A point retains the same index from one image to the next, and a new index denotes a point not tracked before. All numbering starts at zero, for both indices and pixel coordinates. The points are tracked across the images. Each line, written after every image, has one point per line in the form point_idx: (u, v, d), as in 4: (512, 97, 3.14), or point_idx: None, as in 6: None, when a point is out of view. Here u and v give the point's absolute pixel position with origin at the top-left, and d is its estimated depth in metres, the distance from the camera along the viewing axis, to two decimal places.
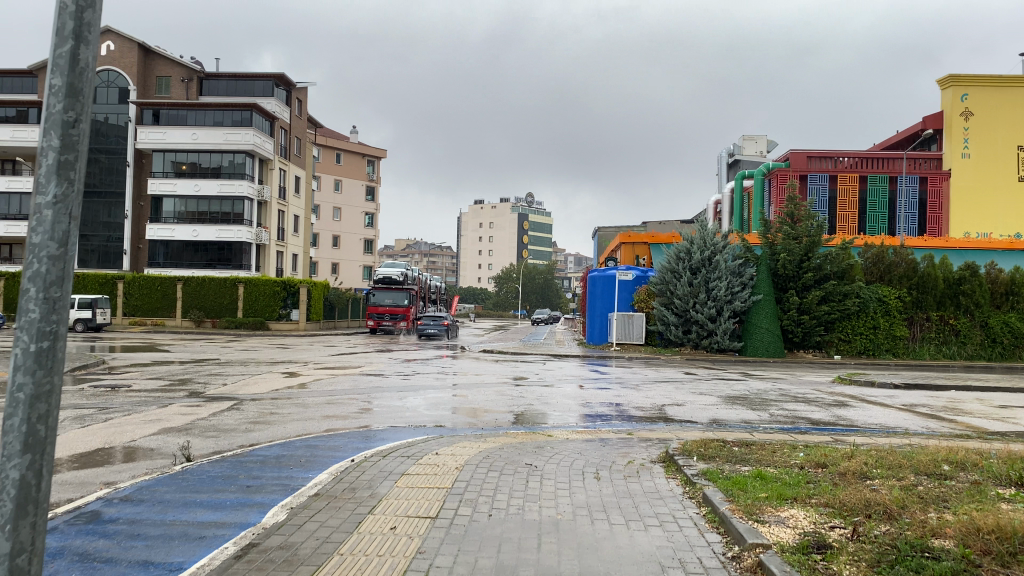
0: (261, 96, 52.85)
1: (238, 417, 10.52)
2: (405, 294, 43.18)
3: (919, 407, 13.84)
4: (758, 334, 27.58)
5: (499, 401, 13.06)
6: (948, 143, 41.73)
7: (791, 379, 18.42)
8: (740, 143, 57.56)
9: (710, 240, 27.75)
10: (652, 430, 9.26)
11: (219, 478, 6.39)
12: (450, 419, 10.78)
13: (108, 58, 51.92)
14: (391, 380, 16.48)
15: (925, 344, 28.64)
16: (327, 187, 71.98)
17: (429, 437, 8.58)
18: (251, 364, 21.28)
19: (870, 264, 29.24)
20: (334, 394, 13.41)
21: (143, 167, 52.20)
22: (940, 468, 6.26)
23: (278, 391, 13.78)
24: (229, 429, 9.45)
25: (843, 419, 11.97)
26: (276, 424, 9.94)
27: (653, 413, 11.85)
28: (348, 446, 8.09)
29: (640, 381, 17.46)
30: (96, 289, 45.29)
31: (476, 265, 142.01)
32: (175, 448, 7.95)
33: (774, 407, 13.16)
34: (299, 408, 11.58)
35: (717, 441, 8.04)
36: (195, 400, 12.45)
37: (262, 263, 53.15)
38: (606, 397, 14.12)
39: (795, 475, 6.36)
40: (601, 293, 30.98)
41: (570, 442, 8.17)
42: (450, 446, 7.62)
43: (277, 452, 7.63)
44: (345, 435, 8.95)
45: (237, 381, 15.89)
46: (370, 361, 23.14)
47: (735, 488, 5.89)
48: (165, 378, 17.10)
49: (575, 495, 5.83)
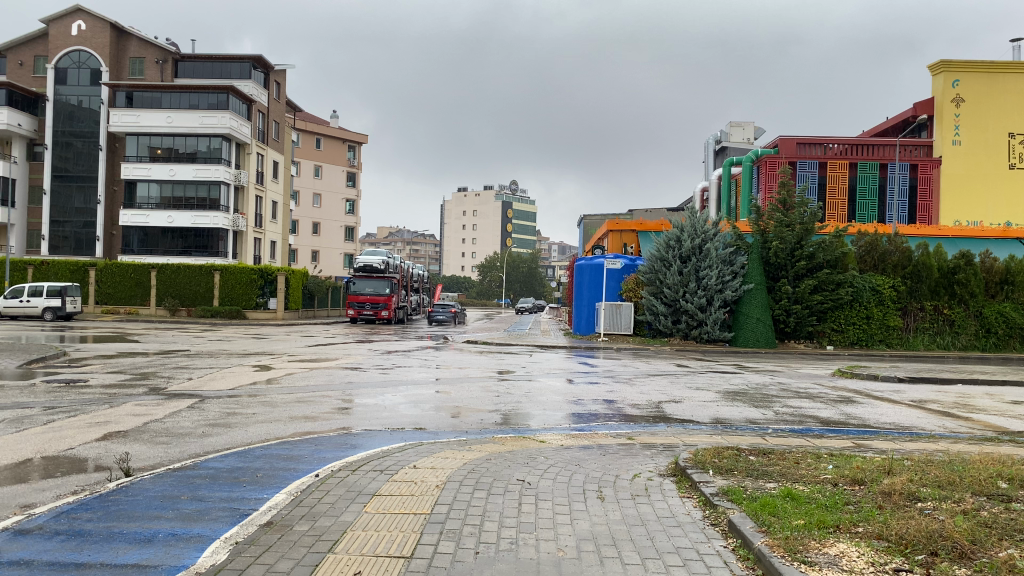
0: (238, 79, 51.57)
1: (195, 418, 9.52)
2: (386, 282, 42.17)
3: (930, 404, 13.05)
4: (750, 324, 26.85)
5: (484, 398, 12.15)
6: (939, 130, 41.17)
7: (789, 373, 17.62)
8: (727, 130, 56.82)
9: (700, 227, 26.94)
10: (654, 435, 8.34)
11: (157, 500, 5.42)
12: (433, 419, 9.85)
13: (80, 39, 50.17)
14: (368, 374, 15.49)
15: (919, 334, 28.02)
16: (307, 173, 70.68)
17: (407, 444, 7.61)
18: (223, 356, 20.24)
19: (864, 252, 28.54)
20: (306, 391, 12.42)
21: (116, 151, 50.69)
22: (998, 487, 5.38)
23: (245, 387, 12.80)
24: (183, 434, 8.45)
25: (854, 418, 11.14)
26: (237, 428, 8.96)
27: (652, 412, 10.95)
28: (314, 455, 7.11)
29: (632, 374, 16.59)
30: (67, 276, 43.92)
31: (459, 253, 140.98)
32: (115, 458, 6.96)
33: (778, 404, 12.32)
34: (267, 408, 10.58)
35: (732, 449, 7.11)
36: (153, 398, 11.44)
37: (239, 250, 51.85)
38: (598, 392, 13.24)
39: (834, 495, 5.46)
40: (589, 283, 30.10)
41: (564, 451, 7.23)
42: (430, 457, 6.67)
43: (233, 465, 6.65)
44: (312, 441, 7.98)
45: (203, 376, 14.87)
46: (348, 352, 22.18)
47: (766, 513, 4.97)
48: (127, 371, 16.08)
49: (578, 523, 4.91)
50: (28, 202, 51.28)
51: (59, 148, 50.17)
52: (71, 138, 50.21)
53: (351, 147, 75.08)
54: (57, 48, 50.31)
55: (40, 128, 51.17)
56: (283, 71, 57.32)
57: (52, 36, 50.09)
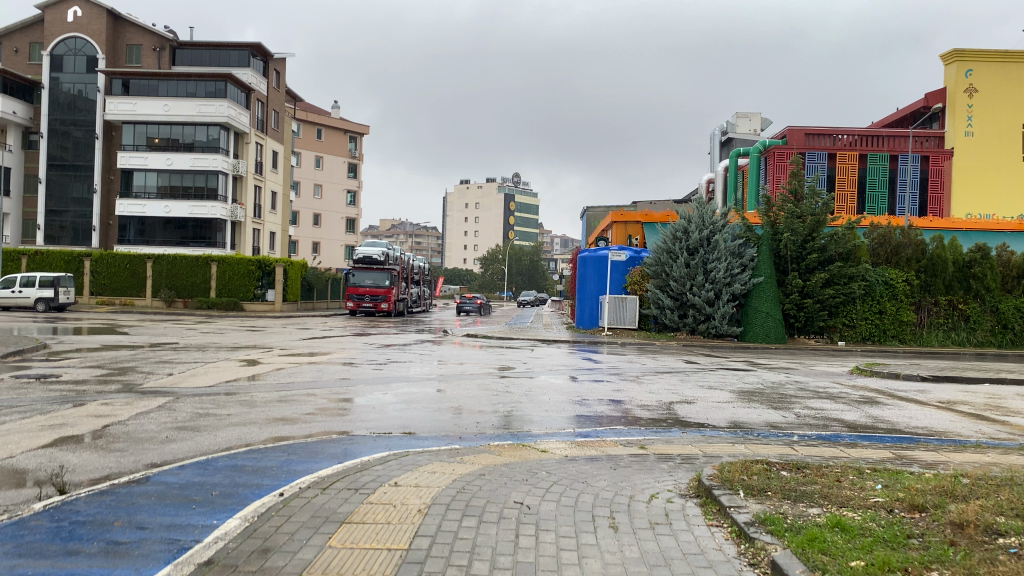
0: (236, 67, 50.67)
1: (163, 421, 8.64)
2: (386, 274, 41.29)
3: (960, 406, 12.12)
4: (759, 319, 25.94)
5: (482, 398, 11.25)
6: (951, 121, 40.15)
7: (803, 370, 16.69)
8: (733, 120, 55.79)
9: (708, 218, 26.03)
10: (668, 444, 7.44)
11: (84, 528, 4.54)
12: (424, 422, 8.97)
13: (76, 25, 49.21)
14: (360, 371, 14.59)
15: (933, 330, 27.10)
16: (308, 163, 69.83)
17: (393, 453, 6.74)
18: (210, 350, 19.39)
19: (876, 245, 27.49)
20: (290, 388, 11.55)
21: (112, 140, 50.01)
22: None
23: (226, 384, 11.94)
24: (143, 439, 7.57)
25: (883, 422, 10.25)
26: (205, 432, 8.08)
27: (664, 414, 10.06)
28: (283, 468, 6.23)
29: (638, 372, 15.67)
30: (61, 267, 43.11)
31: (462, 246, 139.94)
32: (52, 471, 6.08)
33: (797, 406, 11.41)
34: (245, 408, 9.72)
35: (760, 463, 6.21)
36: (122, 397, 10.53)
37: (238, 241, 50.95)
38: (604, 392, 12.32)
39: (891, 525, 4.57)
40: (592, 275, 29.10)
41: (568, 464, 6.33)
42: (415, 473, 5.79)
43: (187, 480, 5.77)
44: (285, 448, 7.09)
45: (185, 371, 14.02)
46: (343, 346, 21.25)
47: (816, 549, 4.09)
48: (106, 365, 15.21)
49: (588, 564, 4.02)
50: (24, 192, 50.57)
51: (55, 137, 49.32)
52: (67, 126, 49.28)
53: (352, 138, 74.12)
54: (53, 34, 49.34)
55: (36, 116, 50.23)
56: (282, 60, 56.39)
57: (48, 23, 49.13)
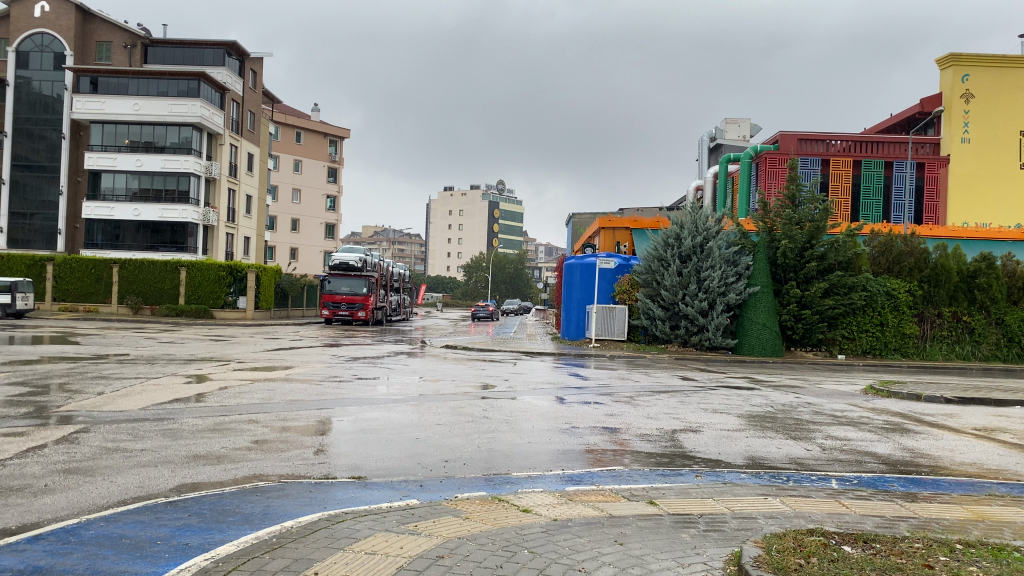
0: (211, 66, 49.02)
1: (56, 461, 6.94)
2: (363, 282, 39.54)
3: (1000, 435, 10.63)
4: (755, 331, 24.45)
5: (457, 425, 9.68)
6: (947, 127, 39.03)
7: (812, 389, 15.21)
8: (722, 126, 54.54)
9: (702, 224, 24.63)
10: (683, 497, 5.90)
11: None
12: (381, 461, 7.37)
13: (42, 21, 47.12)
14: (320, 390, 12.91)
15: (937, 343, 25.74)
16: (287, 167, 68.03)
17: (324, 516, 5.08)
18: (159, 363, 17.56)
19: (877, 254, 26.22)
20: (230, 414, 9.90)
21: (81, 140, 47.89)
22: None
23: (158, 409, 10.25)
24: (12, 489, 5.89)
25: (924, 456, 8.74)
26: (100, 476, 6.41)
27: (667, 448, 8.50)
28: (171, 542, 4.58)
29: (632, 392, 14.06)
30: (22, 271, 41.08)
31: (445, 253, 137.93)
32: None
33: (818, 435, 9.87)
34: (164, 442, 8.02)
35: (812, 536, 4.64)
36: (25, 425, 8.82)
37: (210, 246, 48.96)
38: (595, 417, 10.71)
39: None
40: (579, 284, 27.55)
41: (557, 535, 4.72)
42: (345, 562, 4.08)
43: (27, 566, 4.10)
44: (189, 505, 5.44)
45: (120, 391, 12.31)
46: (308, 359, 19.52)
47: None
48: (32, 383, 13.42)
49: None
50: None
51: (20, 137, 47.25)
52: (34, 125, 47.23)
53: (332, 142, 72.27)
54: (19, 30, 47.16)
55: None
56: (259, 60, 54.53)
57: (13, 17, 46.97)
